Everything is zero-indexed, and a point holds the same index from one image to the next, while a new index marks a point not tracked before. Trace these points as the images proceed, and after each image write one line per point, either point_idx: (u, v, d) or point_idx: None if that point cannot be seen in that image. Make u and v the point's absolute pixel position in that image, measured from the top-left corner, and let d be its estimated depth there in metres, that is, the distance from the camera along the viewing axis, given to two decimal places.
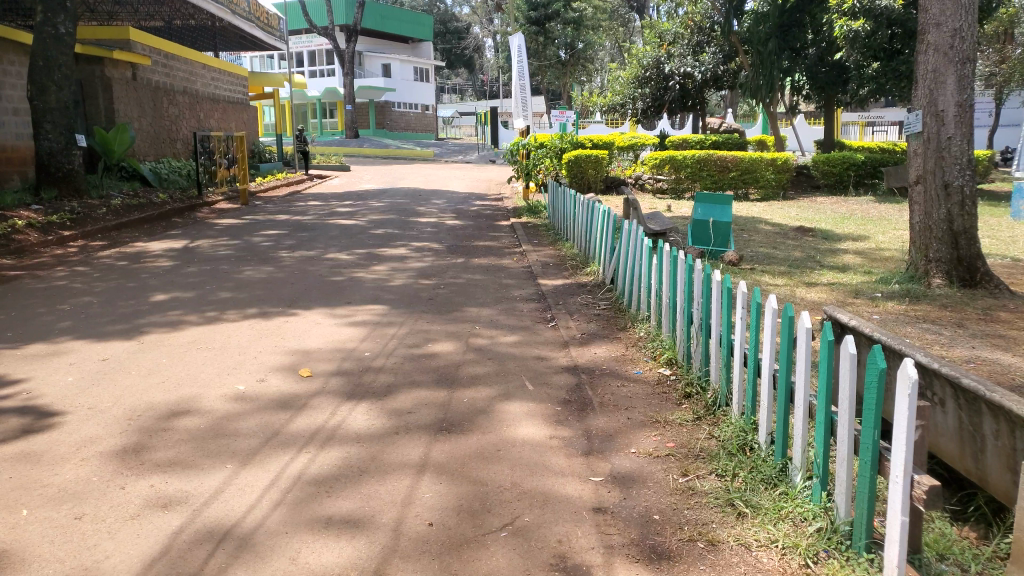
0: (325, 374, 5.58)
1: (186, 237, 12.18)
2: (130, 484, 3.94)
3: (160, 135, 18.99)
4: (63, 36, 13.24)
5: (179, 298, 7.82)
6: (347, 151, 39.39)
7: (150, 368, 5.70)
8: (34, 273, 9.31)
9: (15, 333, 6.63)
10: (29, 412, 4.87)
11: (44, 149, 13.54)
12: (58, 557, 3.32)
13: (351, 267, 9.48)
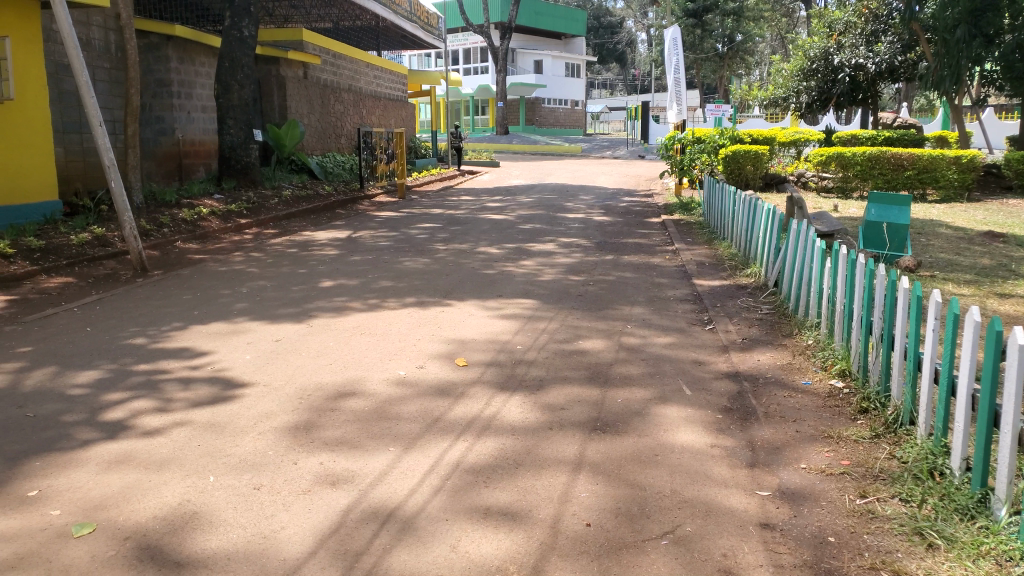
0: (480, 364, 5.66)
1: (348, 227, 12.85)
2: (301, 460, 4.16)
3: (327, 130, 20.15)
4: (246, 39, 14.32)
5: (343, 285, 8.23)
6: (498, 146, 40.16)
7: (317, 349, 6.02)
8: (217, 258, 10.11)
9: (201, 312, 7.21)
10: (216, 384, 5.28)
11: (227, 143, 14.70)
12: (241, 523, 3.55)
13: (502, 261, 9.60)
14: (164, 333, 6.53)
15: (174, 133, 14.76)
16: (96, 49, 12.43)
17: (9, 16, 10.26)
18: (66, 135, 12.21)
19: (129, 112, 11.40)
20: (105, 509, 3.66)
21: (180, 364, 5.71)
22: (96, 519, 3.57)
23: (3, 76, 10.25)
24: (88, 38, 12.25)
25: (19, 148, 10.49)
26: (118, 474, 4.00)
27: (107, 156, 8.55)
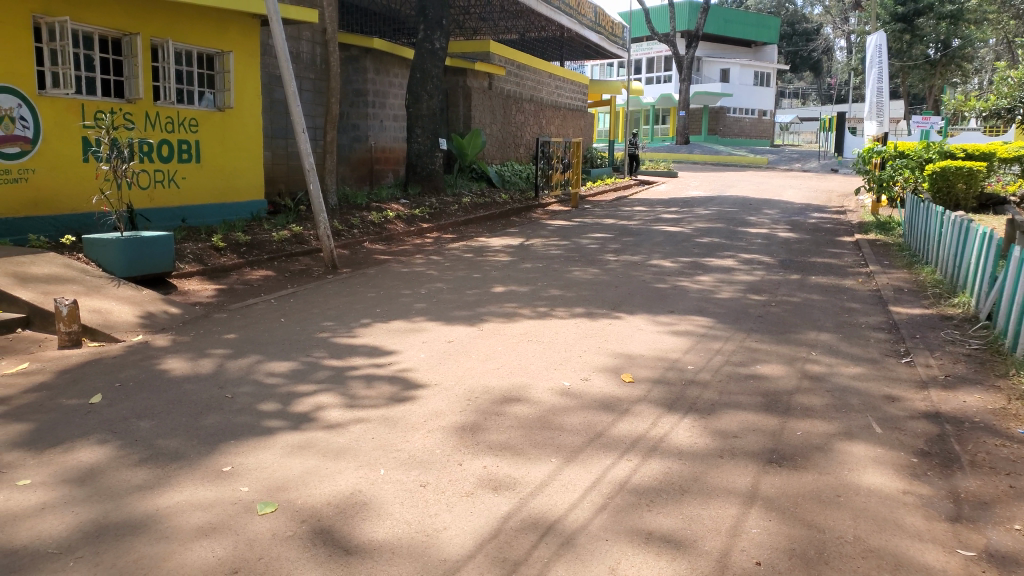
0: (648, 381, 5.50)
1: (522, 235, 13.06)
2: (466, 463, 4.22)
3: (507, 139, 20.70)
4: (436, 51, 15.00)
5: (514, 292, 8.35)
6: (678, 157, 39.40)
7: (487, 354, 6.12)
8: (398, 260, 10.64)
9: (382, 310, 7.59)
10: (393, 383, 5.50)
11: (414, 150, 15.48)
12: (406, 518, 3.64)
13: (676, 275, 9.33)
14: (348, 328, 6.93)
15: (367, 141, 15.79)
16: (304, 61, 13.54)
17: (232, 33, 11.39)
18: (274, 141, 13.39)
19: (329, 120, 12.30)
20: (286, 491, 3.91)
21: (360, 360, 6.02)
22: (278, 499, 3.81)
23: (226, 87, 11.37)
24: (298, 51, 13.38)
25: (234, 153, 11.63)
26: (300, 459, 4.27)
27: (307, 161, 9.23)
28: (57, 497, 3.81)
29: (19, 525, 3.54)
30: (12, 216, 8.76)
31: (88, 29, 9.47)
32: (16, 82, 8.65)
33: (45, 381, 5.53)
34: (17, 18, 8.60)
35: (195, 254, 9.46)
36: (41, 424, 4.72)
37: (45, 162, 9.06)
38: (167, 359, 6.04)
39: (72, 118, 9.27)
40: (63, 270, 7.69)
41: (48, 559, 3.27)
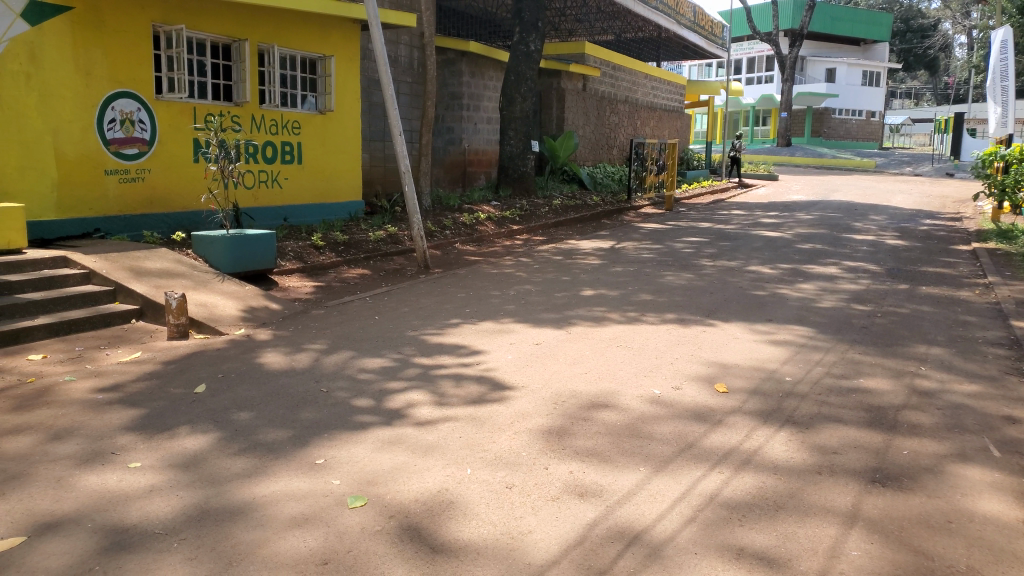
0: (743, 392, 5.31)
1: (614, 238, 12.92)
2: (552, 467, 4.18)
3: (600, 140, 20.54)
4: (531, 53, 15.03)
5: (605, 296, 8.24)
6: (778, 159, 38.14)
7: (575, 357, 6.06)
8: (489, 261, 10.70)
9: (471, 311, 7.65)
10: (482, 383, 5.52)
11: (507, 153, 15.56)
12: (492, 519, 3.64)
13: (774, 282, 9.00)
14: (438, 328, 7.01)
15: (461, 143, 15.99)
16: (402, 65, 13.84)
17: (333, 38, 11.76)
18: (372, 143, 13.73)
19: (424, 122, 12.51)
20: (375, 485, 3.97)
21: (450, 359, 6.08)
22: (367, 494, 3.87)
23: (327, 91, 11.73)
24: (396, 55, 13.68)
25: (334, 155, 12.00)
26: (389, 454, 4.33)
27: (403, 163, 9.40)
28: (163, 481, 4.00)
29: (128, 505, 3.73)
30: (129, 213, 9.31)
31: (201, 36, 9.97)
32: (136, 87, 9.20)
33: (155, 369, 5.84)
34: (138, 27, 9.14)
35: (295, 252, 9.81)
36: (150, 410, 4.98)
37: (160, 163, 9.59)
38: (266, 352, 6.27)
39: (185, 121, 9.78)
40: (174, 265, 8.11)
41: (153, 539, 3.43)
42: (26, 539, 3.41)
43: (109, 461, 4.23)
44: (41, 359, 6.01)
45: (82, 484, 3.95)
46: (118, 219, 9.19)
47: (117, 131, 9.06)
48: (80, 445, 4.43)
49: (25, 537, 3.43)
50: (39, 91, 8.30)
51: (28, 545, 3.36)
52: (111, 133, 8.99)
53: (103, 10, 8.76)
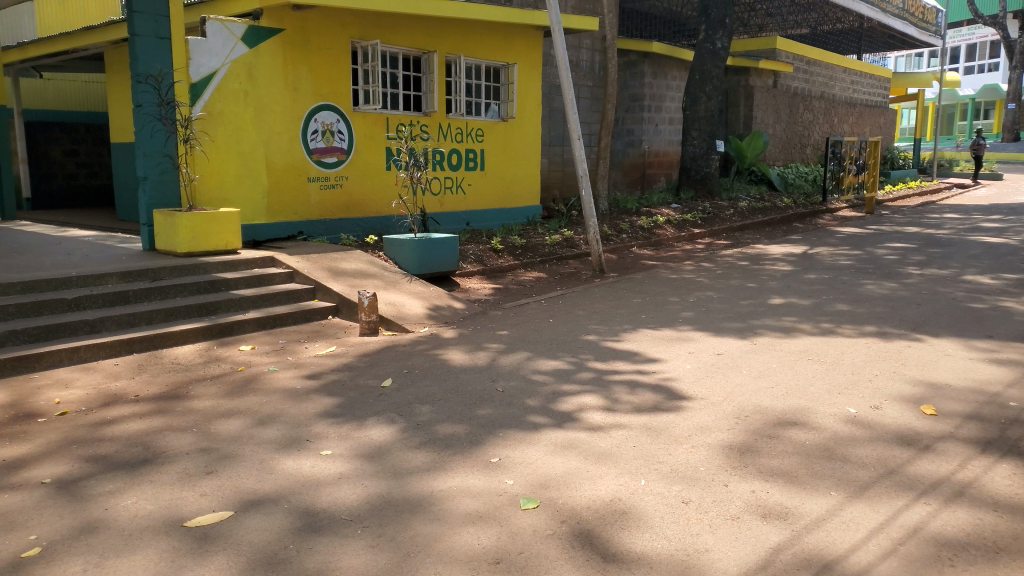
0: (957, 416, 4.72)
1: (805, 243, 12.11)
2: (732, 484, 3.93)
3: (792, 139, 19.41)
4: (718, 50, 14.50)
5: (794, 304, 7.72)
6: (1003, 156, 34.09)
7: (760, 370, 5.70)
8: (668, 265, 10.42)
9: (649, 317, 7.45)
10: (658, 391, 5.34)
11: (689, 154, 15.12)
12: (667, 534, 3.47)
13: (997, 294, 7.99)
14: (614, 333, 6.89)
15: (641, 145, 15.75)
16: (583, 69, 13.87)
17: (516, 46, 12.03)
18: (552, 148, 13.88)
19: (604, 126, 12.43)
20: (549, 489, 3.93)
21: (625, 365, 5.94)
22: (539, 496, 3.85)
23: (510, 98, 12.01)
24: (578, 59, 13.74)
25: (514, 161, 12.26)
26: (562, 459, 4.28)
27: (581, 166, 9.37)
28: (350, 469, 4.21)
29: (320, 490, 3.96)
30: (328, 217, 10.03)
31: (395, 50, 10.53)
32: (336, 100, 9.90)
33: (346, 363, 6.21)
34: (340, 44, 9.83)
35: (475, 255, 10.10)
36: (340, 402, 5.28)
37: (356, 170, 10.25)
38: (447, 350, 6.48)
39: (378, 130, 10.40)
40: (366, 266, 8.62)
41: (340, 524, 3.61)
42: (232, 514, 3.70)
43: (304, 447, 4.52)
44: (251, 350, 6.59)
45: (281, 467, 4.25)
46: (319, 222, 9.93)
47: (319, 142, 9.79)
48: (280, 430, 4.78)
49: (231, 512, 3.73)
50: (254, 106, 9.16)
51: (234, 519, 3.65)
52: (314, 143, 9.73)
53: (309, 31, 9.50)
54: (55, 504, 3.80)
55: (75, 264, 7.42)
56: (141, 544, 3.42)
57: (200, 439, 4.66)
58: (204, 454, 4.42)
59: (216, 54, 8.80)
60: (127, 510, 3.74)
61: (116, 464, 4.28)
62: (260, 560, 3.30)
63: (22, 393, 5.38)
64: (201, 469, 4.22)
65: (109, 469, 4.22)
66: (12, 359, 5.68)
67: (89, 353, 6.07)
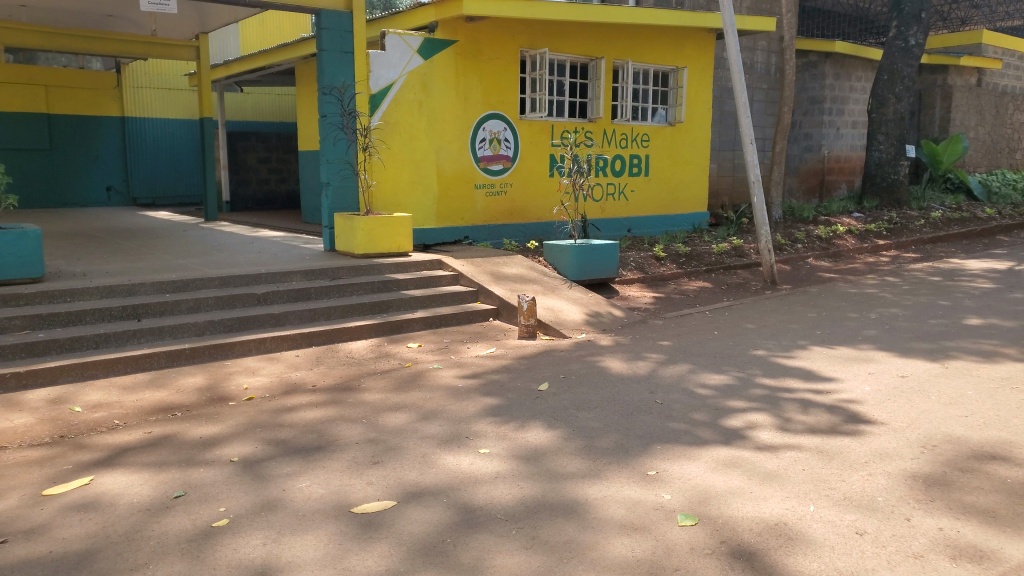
0: None
1: (1010, 258, 10.90)
2: (916, 519, 3.57)
3: (998, 143, 17.59)
4: (911, 48, 13.42)
5: (997, 326, 6.95)
6: None
7: (953, 396, 5.17)
8: (847, 279, 9.74)
9: (825, 333, 7.00)
10: (834, 413, 4.97)
11: (875, 159, 14.10)
12: (838, 565, 3.20)
13: None
14: (786, 348, 6.52)
15: (819, 150, 14.89)
16: (758, 71, 13.35)
17: (686, 50, 11.78)
18: (721, 153, 13.44)
19: (779, 130, 11.87)
20: (709, 505, 3.76)
21: (797, 383, 5.60)
22: (698, 513, 3.68)
23: (678, 102, 11.80)
24: (752, 62, 13.24)
25: (679, 165, 12.04)
26: (724, 476, 4.08)
27: (753, 172, 8.98)
28: (507, 470, 4.25)
29: (478, 488, 4.02)
30: (493, 223, 10.28)
31: (563, 58, 10.60)
32: (504, 108, 10.13)
33: (507, 364, 6.31)
34: (510, 53, 10.05)
35: (637, 262, 9.95)
36: (500, 402, 5.36)
37: (521, 177, 10.44)
38: (606, 358, 6.40)
39: (544, 138, 10.53)
40: (527, 271, 8.73)
41: (495, 523, 3.64)
42: (395, 504, 3.84)
43: (464, 444, 4.63)
44: (417, 347, 6.86)
45: (442, 462, 4.37)
46: (484, 227, 10.19)
47: (487, 149, 10.07)
48: (443, 427, 4.93)
49: (394, 502, 3.87)
50: (427, 115, 9.57)
51: (396, 509, 3.79)
52: (481, 151, 10.02)
53: (481, 41, 9.78)
54: (241, 481, 4.12)
55: (264, 262, 8.08)
56: (313, 525, 3.63)
57: (369, 429, 4.90)
58: (372, 445, 4.63)
59: (394, 67, 9.27)
60: (301, 493, 3.98)
61: (294, 449, 4.59)
62: (419, 551, 3.39)
63: (216, 377, 5.91)
64: (369, 458, 4.44)
65: (287, 453, 4.53)
66: (210, 346, 6.26)
67: (275, 344, 6.57)
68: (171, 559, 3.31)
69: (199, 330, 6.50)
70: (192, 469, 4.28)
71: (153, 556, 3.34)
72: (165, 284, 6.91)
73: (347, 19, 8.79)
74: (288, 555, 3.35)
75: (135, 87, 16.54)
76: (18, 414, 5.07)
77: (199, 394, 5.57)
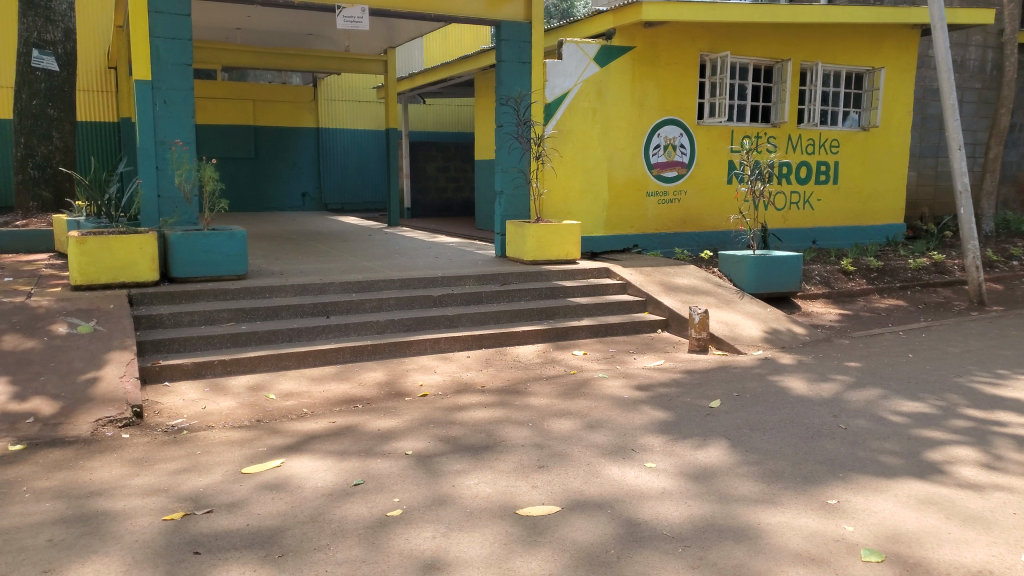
0: None
1: None
2: None
3: None
4: None
5: None
6: None
7: None
8: None
9: None
10: None
11: None
12: None
13: None
14: (998, 376, 5.85)
15: None
16: (970, 69, 12.15)
17: (885, 48, 10.95)
18: (922, 160, 12.36)
19: (994, 134, 10.90)
20: (899, 543, 3.43)
21: (1010, 416, 4.99)
22: (886, 550, 3.37)
23: (873, 105, 11.01)
24: (963, 59, 12.07)
25: (872, 173, 11.22)
26: (918, 513, 3.71)
27: (961, 180, 8.15)
28: (674, 486, 4.11)
29: (644, 502, 3.92)
30: (665, 232, 10.07)
31: (746, 61, 10.20)
32: (681, 114, 9.91)
33: (678, 378, 6.12)
34: (689, 57, 9.82)
35: (822, 276, 9.34)
36: (669, 416, 5.21)
37: (696, 185, 10.16)
38: (786, 377, 6.04)
39: (722, 144, 10.19)
40: (700, 282, 8.46)
41: (661, 539, 3.52)
42: (559, 510, 3.83)
43: (630, 456, 4.54)
44: (583, 355, 6.84)
45: (607, 473, 4.30)
46: (655, 236, 10.01)
47: (660, 156, 9.91)
48: (609, 437, 4.86)
49: (559, 507, 3.86)
50: (601, 123, 9.55)
51: (560, 515, 3.77)
52: (655, 158, 9.87)
53: (659, 47, 9.64)
54: (414, 474, 4.29)
55: (440, 266, 8.41)
56: (480, 523, 3.69)
57: (536, 433, 4.93)
58: (538, 449, 4.66)
59: (570, 75, 9.33)
60: (469, 490, 4.07)
61: (464, 447, 4.71)
62: (583, 560, 3.35)
63: (395, 373, 6.21)
64: (535, 462, 4.46)
65: (457, 450, 4.65)
66: (390, 343, 6.59)
67: (448, 344, 6.80)
68: (349, 543, 3.49)
69: (379, 328, 6.86)
70: (371, 460, 4.50)
71: (333, 538, 3.54)
72: (351, 284, 7.36)
73: (526, 29, 8.96)
74: (456, 550, 3.43)
75: (329, 100, 17.83)
76: (223, 397, 5.59)
77: (379, 389, 5.87)
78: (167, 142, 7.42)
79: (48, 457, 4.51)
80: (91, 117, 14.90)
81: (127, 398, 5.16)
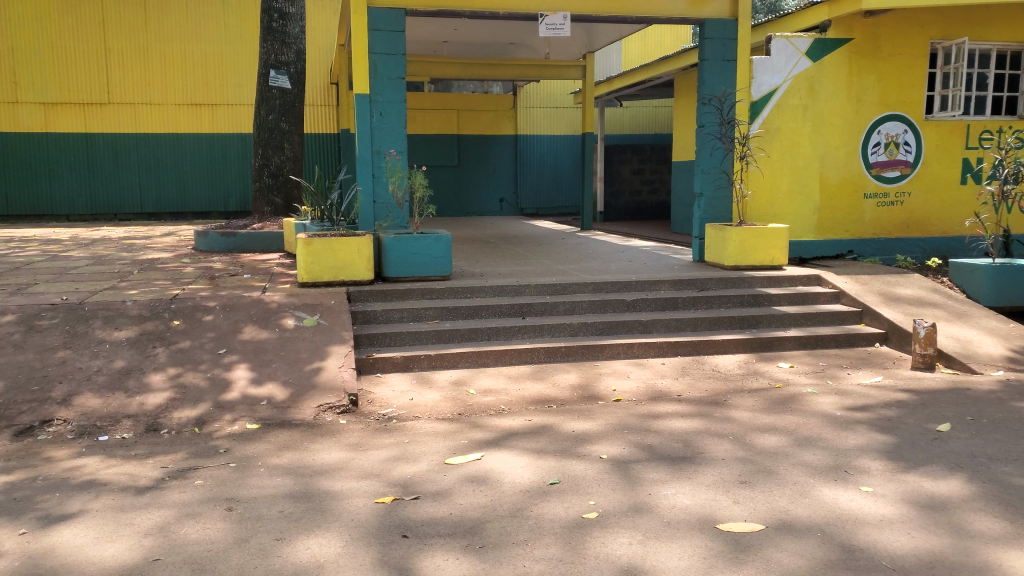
0: None
1: None
2: None
3: None
4: None
5: None
6: None
7: None
8: None
9: None
10: None
11: None
12: None
13: None
14: None
15: None
16: None
17: None
18: None
19: None
20: None
21: None
22: None
23: None
24: None
25: None
26: None
27: None
28: (897, 514, 3.74)
29: (861, 529, 3.60)
30: (884, 237, 9.27)
31: (987, 48, 9.18)
32: (906, 109, 9.09)
33: (901, 397, 5.57)
34: (916, 46, 8.98)
35: None
36: (890, 439, 4.75)
37: (922, 186, 9.26)
38: None
39: (954, 140, 9.22)
40: (927, 293, 7.68)
41: (881, 571, 3.22)
42: (764, 529, 3.62)
43: (844, 478, 4.19)
44: (789, 368, 6.44)
45: (818, 494, 4.01)
46: (873, 241, 9.24)
47: (881, 155, 9.15)
48: (821, 456, 4.53)
49: (763, 526, 3.65)
50: (813, 121, 8.96)
51: (765, 534, 3.56)
52: (874, 157, 9.13)
53: (881, 37, 8.90)
54: (610, 478, 4.25)
55: (634, 270, 8.31)
56: (679, 535, 3.57)
57: (739, 448, 4.70)
58: (742, 464, 4.43)
59: (779, 71, 8.81)
60: (667, 500, 3.96)
61: (662, 456, 4.60)
62: None
63: (589, 377, 6.21)
64: (737, 477, 4.25)
65: (654, 459, 4.55)
66: (584, 346, 6.60)
67: (642, 350, 6.69)
68: (547, 541, 3.52)
69: (574, 331, 6.90)
70: (568, 461, 4.52)
71: (531, 535, 3.59)
72: (546, 287, 7.49)
73: (732, 26, 8.62)
74: (653, 559, 3.35)
75: (526, 107, 18.28)
76: (429, 391, 5.88)
77: (573, 391, 5.90)
78: (382, 152, 7.96)
79: (279, 437, 4.99)
80: (315, 129, 16.40)
81: (345, 387, 5.59)
